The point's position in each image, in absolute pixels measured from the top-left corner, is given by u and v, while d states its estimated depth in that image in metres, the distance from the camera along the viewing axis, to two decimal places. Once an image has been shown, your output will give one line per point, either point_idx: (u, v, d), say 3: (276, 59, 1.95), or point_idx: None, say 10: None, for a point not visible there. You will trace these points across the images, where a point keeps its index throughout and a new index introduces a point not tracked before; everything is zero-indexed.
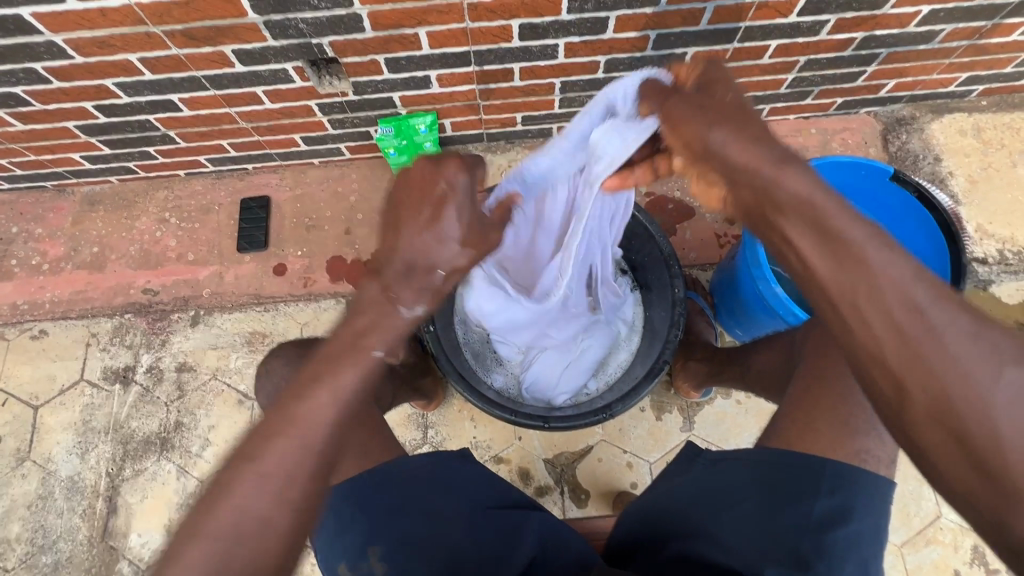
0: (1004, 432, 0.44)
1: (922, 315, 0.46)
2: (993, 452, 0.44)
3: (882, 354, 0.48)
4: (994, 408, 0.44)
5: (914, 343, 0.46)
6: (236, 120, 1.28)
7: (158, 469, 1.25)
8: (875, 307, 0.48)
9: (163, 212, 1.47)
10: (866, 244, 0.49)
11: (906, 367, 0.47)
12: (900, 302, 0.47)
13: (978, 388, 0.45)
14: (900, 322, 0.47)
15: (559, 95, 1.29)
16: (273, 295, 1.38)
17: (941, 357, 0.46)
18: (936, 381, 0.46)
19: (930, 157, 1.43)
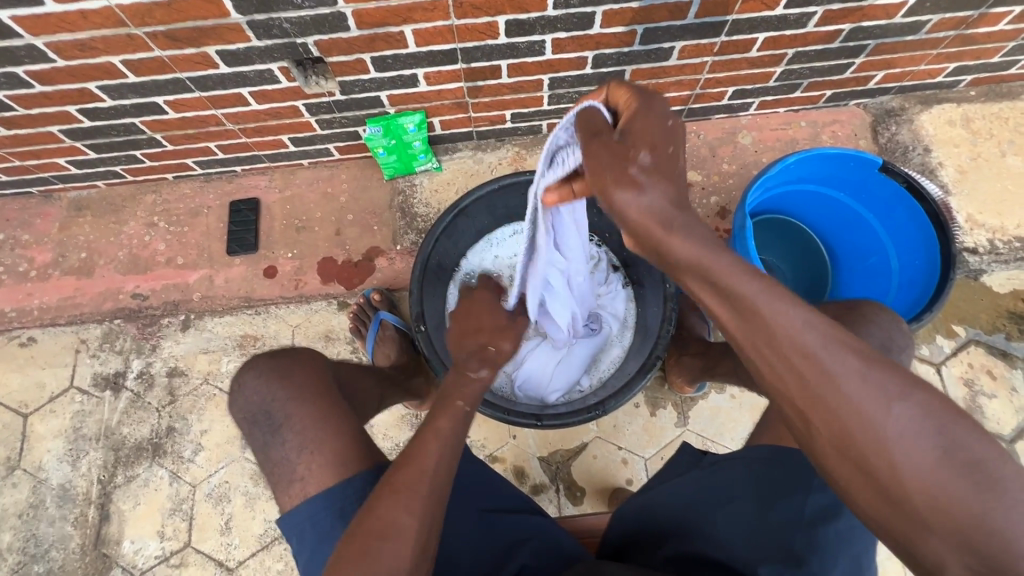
0: (900, 466, 0.49)
1: (814, 360, 0.52)
2: (898, 487, 0.50)
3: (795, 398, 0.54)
4: (887, 441, 0.50)
5: (812, 386, 0.52)
6: (223, 122, 1.27)
7: (151, 475, 1.24)
8: (777, 354, 0.53)
9: (152, 216, 1.45)
10: (758, 295, 0.54)
11: (814, 407, 0.53)
12: (793, 348, 0.53)
13: (866, 426, 0.50)
14: (797, 368, 0.53)
15: (547, 92, 1.29)
16: (264, 298, 1.37)
17: (837, 400, 0.51)
18: (834, 420, 0.52)
19: (920, 148, 1.43)
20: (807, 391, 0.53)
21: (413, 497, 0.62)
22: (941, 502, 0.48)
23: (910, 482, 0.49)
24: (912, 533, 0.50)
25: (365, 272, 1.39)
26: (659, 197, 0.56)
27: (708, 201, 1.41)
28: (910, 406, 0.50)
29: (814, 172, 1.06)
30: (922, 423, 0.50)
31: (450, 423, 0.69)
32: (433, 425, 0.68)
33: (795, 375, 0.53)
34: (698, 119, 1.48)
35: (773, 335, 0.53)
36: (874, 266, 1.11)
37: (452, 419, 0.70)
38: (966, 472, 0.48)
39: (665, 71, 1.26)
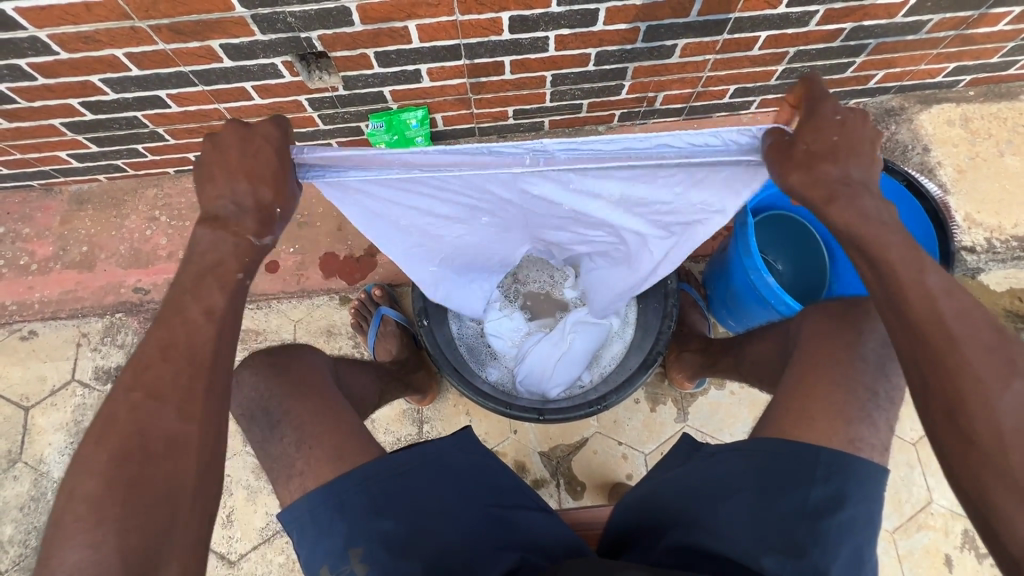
0: (1005, 437, 0.51)
1: (944, 327, 0.55)
2: (1001, 457, 0.51)
3: (920, 368, 0.56)
4: (998, 411, 0.52)
5: (938, 352, 0.55)
6: (226, 116, 1.27)
7: None
8: (907, 317, 0.57)
9: (153, 210, 1.45)
10: (899, 264, 0.58)
11: (935, 372, 0.55)
12: (927, 314, 0.55)
13: (992, 396, 0.52)
14: (928, 335, 0.55)
15: (550, 88, 1.29)
16: (265, 293, 1.37)
17: (970, 373, 0.53)
18: (954, 390, 0.54)
19: (919, 147, 1.44)
20: (935, 357, 0.55)
21: (196, 399, 0.57)
22: None
23: (1018, 460, 0.51)
24: (1008, 507, 0.50)
25: (367, 267, 1.39)
26: (834, 171, 0.60)
27: None
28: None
29: None
30: None
31: (227, 303, 0.62)
32: (205, 301, 0.61)
33: (920, 340, 0.56)
34: (699, 117, 1.48)
35: (909, 298, 0.57)
36: None
37: (228, 293, 0.62)
38: None
39: (667, 69, 1.26)
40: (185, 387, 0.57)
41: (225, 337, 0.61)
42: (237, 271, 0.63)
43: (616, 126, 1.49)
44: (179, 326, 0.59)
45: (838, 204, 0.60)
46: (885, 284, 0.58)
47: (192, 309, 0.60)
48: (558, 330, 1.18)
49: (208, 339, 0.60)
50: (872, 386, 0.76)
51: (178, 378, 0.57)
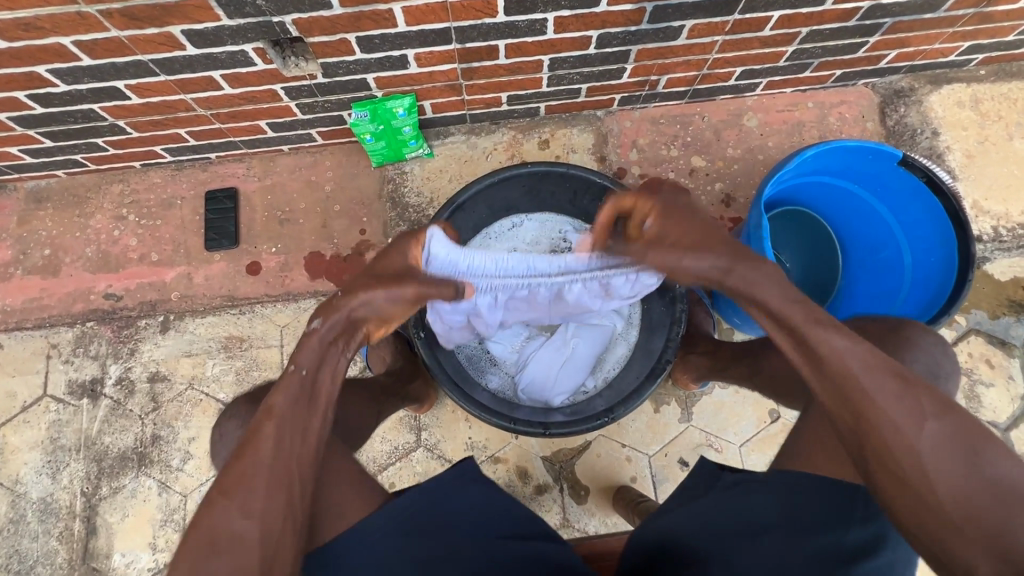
0: (933, 474, 0.60)
1: (859, 381, 0.65)
2: (929, 491, 0.60)
3: (845, 417, 0.65)
4: (923, 449, 0.61)
5: (854, 400, 0.64)
6: (193, 107, 1.16)
7: (137, 486, 1.18)
8: (829, 378, 0.66)
9: (120, 208, 1.35)
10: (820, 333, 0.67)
11: (858, 421, 0.64)
12: (842, 372, 0.65)
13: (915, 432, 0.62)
14: (844, 388, 0.65)
15: (547, 73, 1.20)
16: (248, 297, 1.29)
17: (892, 413, 0.63)
18: (876, 434, 0.63)
19: (927, 131, 1.39)
20: (848, 407, 0.65)
21: (257, 494, 0.65)
22: (969, 507, 0.58)
23: (945, 490, 0.59)
24: (936, 530, 0.59)
25: (356, 267, 1.31)
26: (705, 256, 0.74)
27: (714, 187, 1.36)
28: (939, 425, 0.62)
29: (829, 164, 0.99)
30: (950, 436, 0.62)
31: (286, 403, 0.70)
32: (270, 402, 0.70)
33: (838, 391, 0.65)
34: (702, 100, 1.40)
35: (826, 361, 0.66)
36: (884, 260, 1.05)
37: (290, 394, 0.70)
38: (989, 488, 0.59)
39: (672, 51, 1.18)
40: (246, 482, 0.65)
41: (282, 436, 0.68)
42: (292, 366, 0.72)
43: (616, 110, 1.40)
44: (250, 427, 0.69)
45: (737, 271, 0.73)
46: (798, 351, 0.68)
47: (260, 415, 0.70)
48: (561, 338, 1.12)
49: (267, 437, 0.68)
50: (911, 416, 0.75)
51: (255, 474, 0.66)
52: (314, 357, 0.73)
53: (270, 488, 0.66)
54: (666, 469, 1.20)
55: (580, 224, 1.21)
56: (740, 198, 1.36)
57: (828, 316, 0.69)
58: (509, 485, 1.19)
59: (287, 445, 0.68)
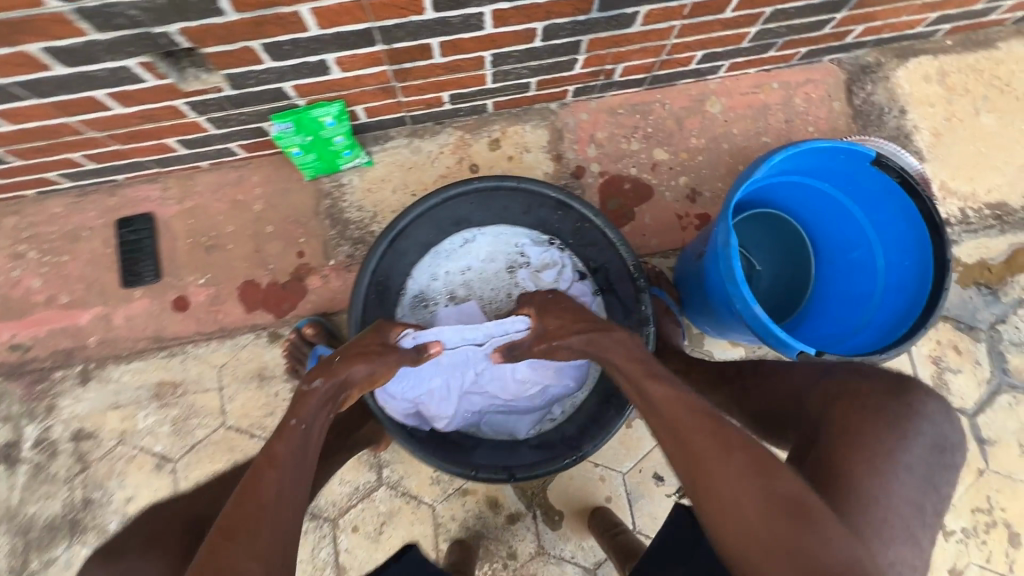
0: (744, 503, 0.60)
1: (682, 420, 0.67)
2: (745, 520, 0.59)
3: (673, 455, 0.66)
4: (732, 479, 0.61)
5: (681, 436, 0.66)
6: (82, 130, 0.99)
7: (72, 555, 1.08)
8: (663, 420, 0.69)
9: (17, 245, 1.18)
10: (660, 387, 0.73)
11: (685, 457, 0.65)
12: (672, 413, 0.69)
13: (718, 466, 0.63)
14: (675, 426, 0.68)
15: (491, 69, 1.08)
16: (177, 336, 1.17)
17: (694, 448, 0.64)
18: (700, 468, 0.64)
19: (895, 110, 1.32)
20: (678, 445, 0.66)
21: (258, 537, 0.62)
22: (779, 538, 0.57)
23: (755, 520, 0.59)
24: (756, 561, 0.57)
25: (296, 294, 1.19)
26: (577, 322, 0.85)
27: (678, 182, 1.28)
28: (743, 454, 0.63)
29: (799, 164, 0.92)
30: (756, 467, 0.62)
31: (286, 448, 0.72)
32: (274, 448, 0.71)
33: (671, 430, 0.68)
34: (662, 86, 1.30)
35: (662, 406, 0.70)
36: (857, 263, 0.99)
37: (287, 440, 0.73)
38: (795, 515, 0.59)
39: (627, 39, 1.07)
40: (252, 526, 0.62)
41: (287, 477, 0.69)
42: (291, 420, 0.76)
43: (571, 102, 1.29)
44: (248, 475, 0.68)
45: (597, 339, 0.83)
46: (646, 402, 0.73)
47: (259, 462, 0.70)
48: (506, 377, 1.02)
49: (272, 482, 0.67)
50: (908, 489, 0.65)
51: (247, 518, 0.63)
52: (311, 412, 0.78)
53: (278, 532, 0.63)
54: (641, 485, 1.16)
55: (537, 236, 1.12)
56: (705, 192, 1.28)
57: (663, 371, 0.75)
58: (480, 516, 1.13)
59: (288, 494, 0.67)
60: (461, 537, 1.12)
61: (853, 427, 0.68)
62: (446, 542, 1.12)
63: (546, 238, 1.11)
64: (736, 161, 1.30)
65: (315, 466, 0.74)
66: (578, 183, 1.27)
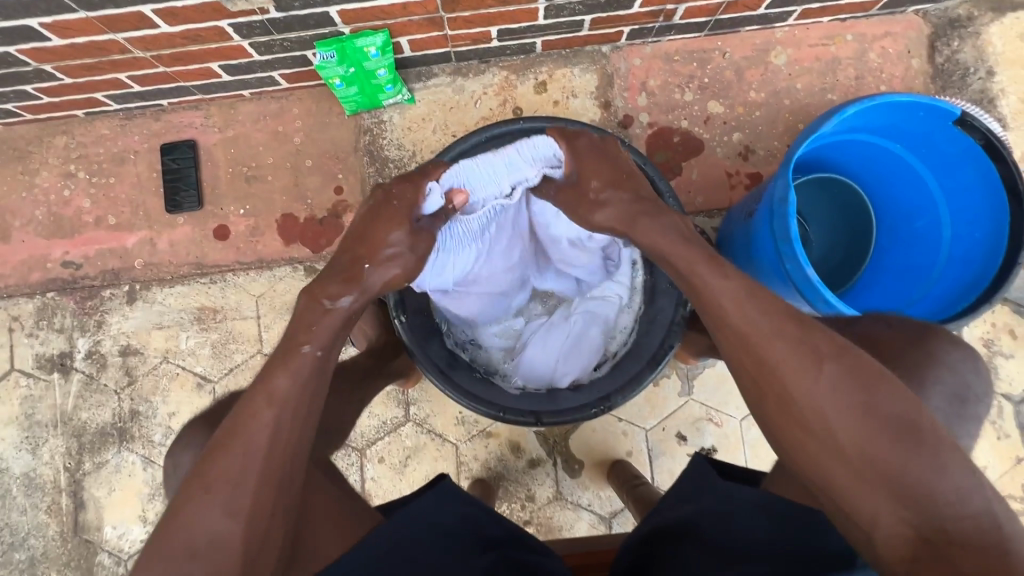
0: (832, 423, 0.60)
1: (770, 347, 0.63)
2: (826, 433, 0.60)
3: (746, 387, 0.66)
4: (820, 398, 0.61)
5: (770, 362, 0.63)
6: (128, 48, 0.99)
7: (121, 461, 1.15)
8: (743, 342, 0.65)
9: (67, 164, 1.21)
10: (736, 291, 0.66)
11: (764, 377, 0.64)
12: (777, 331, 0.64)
13: (806, 378, 0.61)
14: (756, 357, 0.64)
15: (543, 3, 1.02)
16: (218, 264, 1.19)
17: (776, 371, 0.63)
18: (781, 391, 0.62)
19: (982, 70, 1.21)
20: (762, 362, 0.64)
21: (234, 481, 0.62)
22: (863, 453, 0.59)
23: (846, 439, 0.59)
24: (846, 489, 0.59)
25: (332, 231, 1.19)
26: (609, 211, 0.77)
27: (731, 137, 1.21)
28: (838, 368, 0.61)
29: (870, 121, 0.85)
30: (844, 384, 0.60)
31: (288, 381, 0.66)
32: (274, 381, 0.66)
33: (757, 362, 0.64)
34: (725, 32, 1.21)
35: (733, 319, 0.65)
36: (919, 232, 0.93)
37: (292, 373, 0.67)
38: (894, 434, 0.58)
39: None
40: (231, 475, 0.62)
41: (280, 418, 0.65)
42: (308, 348, 0.68)
43: (624, 45, 1.21)
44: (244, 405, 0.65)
45: (639, 227, 0.75)
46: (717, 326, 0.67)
47: (257, 397, 0.65)
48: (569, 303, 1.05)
49: (264, 425, 0.64)
50: None
51: (234, 466, 0.62)
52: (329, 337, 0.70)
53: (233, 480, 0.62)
54: (664, 443, 1.16)
55: None
56: (759, 150, 1.21)
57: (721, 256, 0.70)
58: (501, 459, 1.16)
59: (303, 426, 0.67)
60: (483, 477, 1.16)
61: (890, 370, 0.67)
62: (468, 480, 1.16)
63: None
64: (797, 119, 1.22)
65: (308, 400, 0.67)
66: (624, 133, 1.21)
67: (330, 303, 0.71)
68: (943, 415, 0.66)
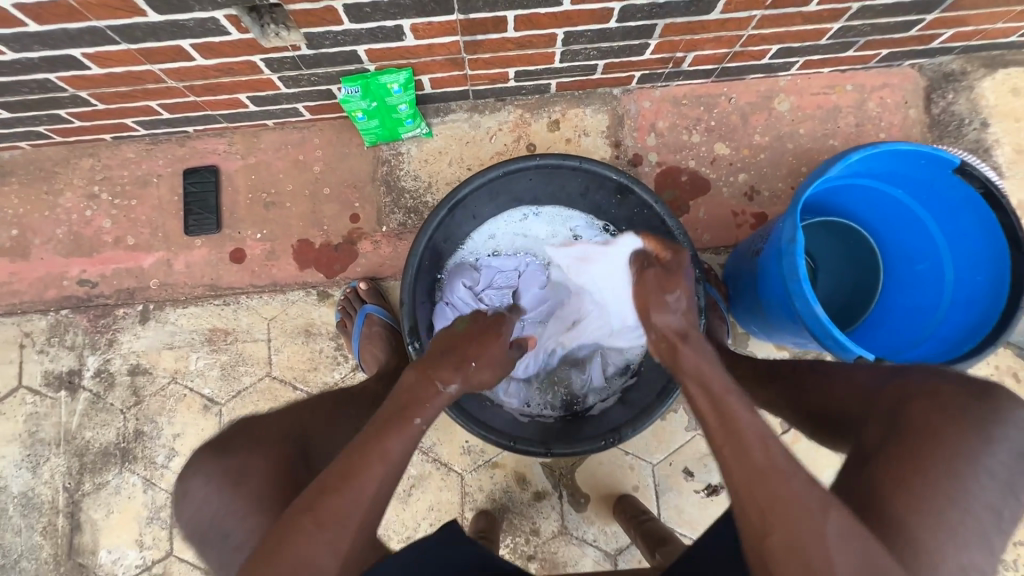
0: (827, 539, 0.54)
1: (772, 455, 0.59)
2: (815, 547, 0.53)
3: (747, 507, 0.58)
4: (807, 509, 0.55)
5: (771, 464, 0.58)
6: (163, 78, 1.03)
7: (122, 482, 1.14)
8: (746, 445, 0.60)
9: (91, 185, 1.24)
10: (740, 410, 0.63)
11: (764, 477, 0.58)
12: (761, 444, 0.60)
13: (788, 490, 0.56)
14: (756, 462, 0.59)
15: (560, 48, 1.07)
16: (232, 287, 1.21)
17: (765, 479, 0.58)
18: (778, 502, 0.56)
19: (977, 121, 1.26)
20: (758, 466, 0.58)
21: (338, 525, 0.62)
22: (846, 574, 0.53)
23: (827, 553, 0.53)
24: None
25: (346, 257, 1.22)
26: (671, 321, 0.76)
27: (737, 178, 1.25)
28: (839, 512, 0.55)
29: (874, 167, 0.89)
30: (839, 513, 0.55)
31: (399, 447, 0.68)
32: (382, 445, 0.67)
33: (760, 472, 0.58)
34: (731, 80, 1.27)
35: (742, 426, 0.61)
36: (924, 275, 0.95)
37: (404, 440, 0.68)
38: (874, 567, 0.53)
39: (703, 27, 1.04)
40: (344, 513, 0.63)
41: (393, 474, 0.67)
42: (416, 419, 0.71)
43: (634, 88, 1.27)
44: (365, 447, 0.68)
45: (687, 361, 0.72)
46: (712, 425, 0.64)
47: (373, 450, 0.67)
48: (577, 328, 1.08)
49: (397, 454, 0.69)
50: (996, 506, 0.57)
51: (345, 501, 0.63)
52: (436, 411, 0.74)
53: (334, 514, 0.62)
54: (670, 478, 1.15)
55: (592, 220, 1.12)
56: (764, 191, 1.25)
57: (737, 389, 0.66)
58: (506, 490, 1.15)
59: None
60: (488, 507, 1.14)
61: (923, 426, 0.61)
62: (472, 511, 1.15)
63: (601, 224, 1.12)
64: (800, 162, 1.26)
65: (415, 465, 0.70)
66: (634, 171, 1.26)
67: (443, 387, 0.76)
68: (1007, 470, 0.58)
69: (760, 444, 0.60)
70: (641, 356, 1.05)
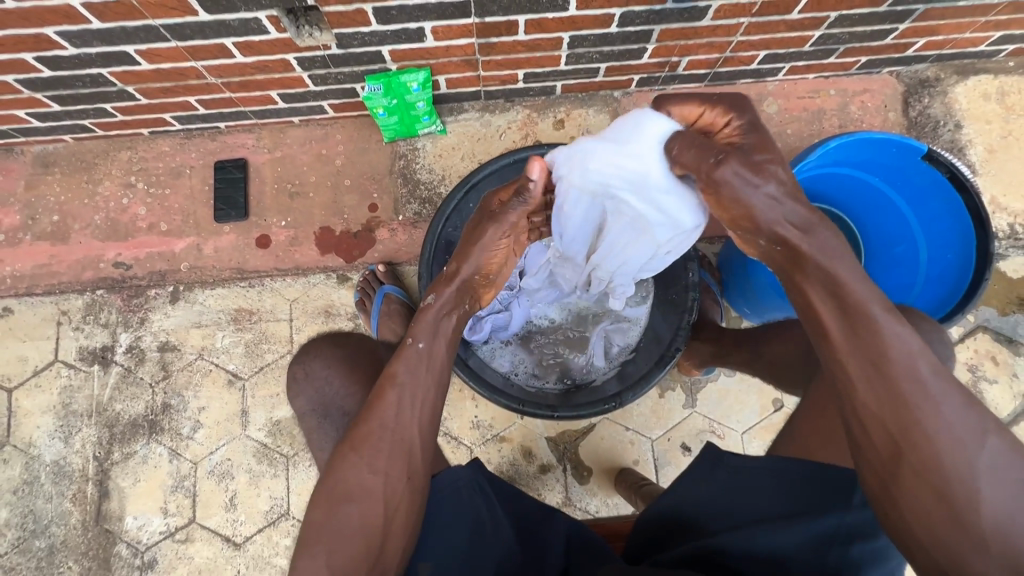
0: (971, 463, 0.58)
1: (919, 384, 0.60)
2: (952, 473, 0.58)
3: (891, 433, 0.60)
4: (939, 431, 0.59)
5: (915, 393, 0.60)
6: (204, 75, 1.13)
7: (149, 452, 1.21)
8: (890, 371, 0.60)
9: (128, 176, 1.33)
10: (880, 319, 0.62)
11: (911, 407, 0.59)
12: (908, 371, 0.60)
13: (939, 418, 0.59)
14: (903, 390, 0.60)
15: (566, 51, 1.17)
16: (257, 270, 1.29)
17: (917, 406, 0.59)
18: (925, 429, 0.59)
19: (951, 123, 1.36)
20: (902, 392, 0.60)
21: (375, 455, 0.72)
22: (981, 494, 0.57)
23: (959, 475, 0.58)
24: (951, 530, 0.57)
25: (365, 243, 1.30)
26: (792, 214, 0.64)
27: None
28: (998, 441, 0.58)
29: (850, 156, 0.99)
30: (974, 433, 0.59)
31: (408, 372, 0.77)
32: (391, 370, 0.78)
33: (900, 399, 0.60)
34: (722, 84, 1.37)
35: (888, 350, 0.61)
36: (901, 256, 1.04)
37: (410, 364, 0.78)
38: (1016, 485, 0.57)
39: (696, 32, 1.14)
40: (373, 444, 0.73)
41: (402, 403, 0.76)
42: (414, 341, 0.80)
43: (633, 91, 1.37)
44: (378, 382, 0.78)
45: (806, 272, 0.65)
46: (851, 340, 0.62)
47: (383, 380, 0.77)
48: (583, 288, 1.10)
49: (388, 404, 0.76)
50: None
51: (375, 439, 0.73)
52: (429, 330, 0.81)
53: (372, 434, 0.73)
54: (668, 452, 1.22)
55: None
56: None
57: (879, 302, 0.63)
58: (513, 463, 1.22)
59: (436, 420, 0.78)
60: None
61: None
62: None
63: None
64: None
65: (432, 382, 0.79)
66: None
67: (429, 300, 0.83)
68: None
69: (902, 371, 0.60)
70: (639, 336, 1.10)
